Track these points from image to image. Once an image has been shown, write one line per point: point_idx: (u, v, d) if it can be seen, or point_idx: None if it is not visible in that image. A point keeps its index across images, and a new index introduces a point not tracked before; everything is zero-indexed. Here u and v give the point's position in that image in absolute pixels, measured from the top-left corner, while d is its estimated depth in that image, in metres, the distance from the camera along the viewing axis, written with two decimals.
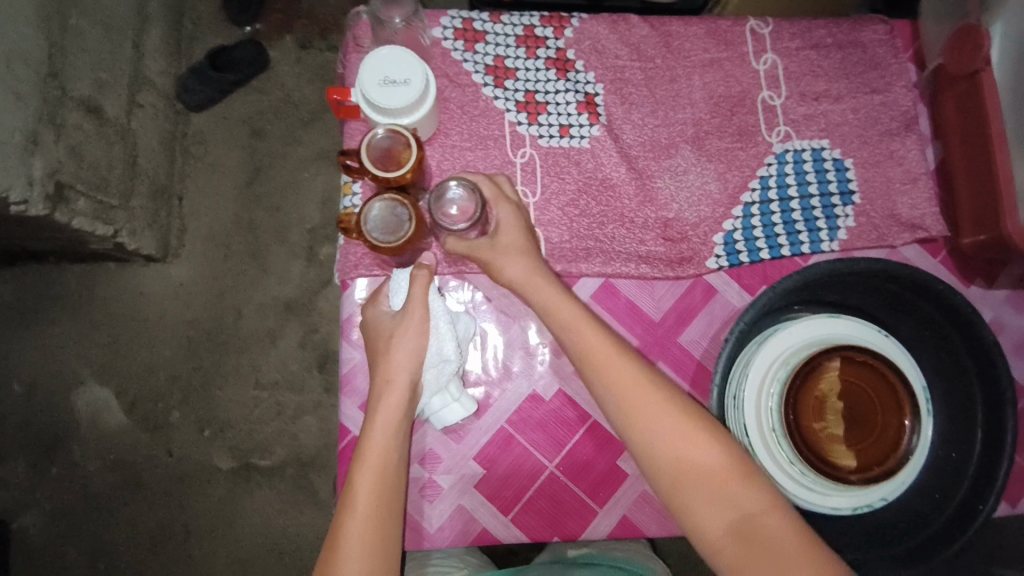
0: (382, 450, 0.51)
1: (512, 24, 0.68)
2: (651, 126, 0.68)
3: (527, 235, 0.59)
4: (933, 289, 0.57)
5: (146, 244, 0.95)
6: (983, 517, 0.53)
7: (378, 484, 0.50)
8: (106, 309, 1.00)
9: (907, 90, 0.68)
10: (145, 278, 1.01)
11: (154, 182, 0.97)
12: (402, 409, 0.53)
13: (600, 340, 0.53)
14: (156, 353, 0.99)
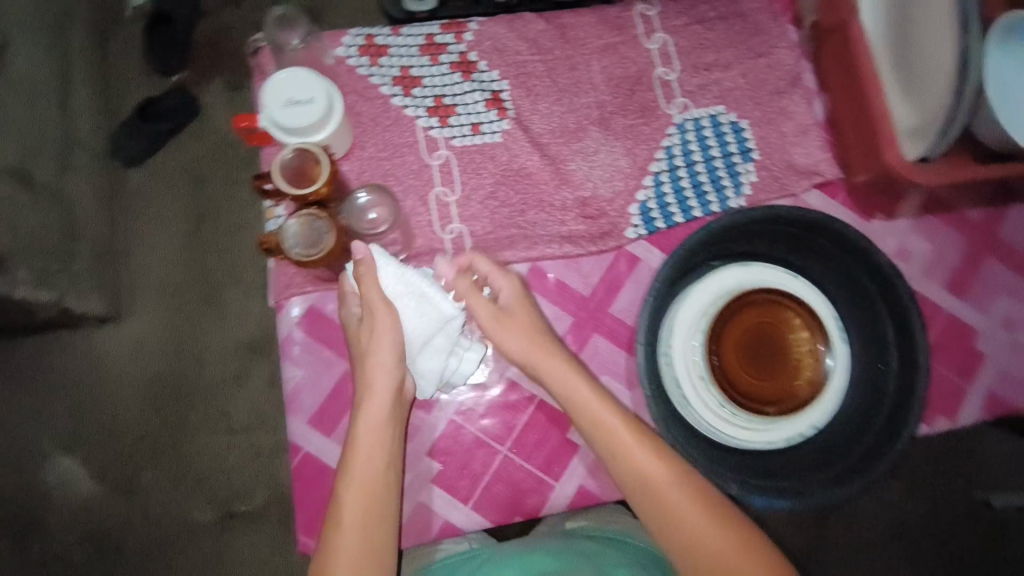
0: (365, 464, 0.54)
1: (412, 34, 0.70)
2: (559, 113, 0.71)
3: (528, 306, 0.63)
4: (827, 227, 0.60)
5: (95, 305, 0.92)
6: (910, 431, 0.55)
7: (364, 494, 0.53)
8: (64, 378, 0.96)
9: (790, 50, 0.74)
10: (100, 342, 0.97)
11: (96, 240, 0.93)
12: (385, 415, 0.56)
13: (561, 364, 0.59)
14: (121, 416, 0.96)
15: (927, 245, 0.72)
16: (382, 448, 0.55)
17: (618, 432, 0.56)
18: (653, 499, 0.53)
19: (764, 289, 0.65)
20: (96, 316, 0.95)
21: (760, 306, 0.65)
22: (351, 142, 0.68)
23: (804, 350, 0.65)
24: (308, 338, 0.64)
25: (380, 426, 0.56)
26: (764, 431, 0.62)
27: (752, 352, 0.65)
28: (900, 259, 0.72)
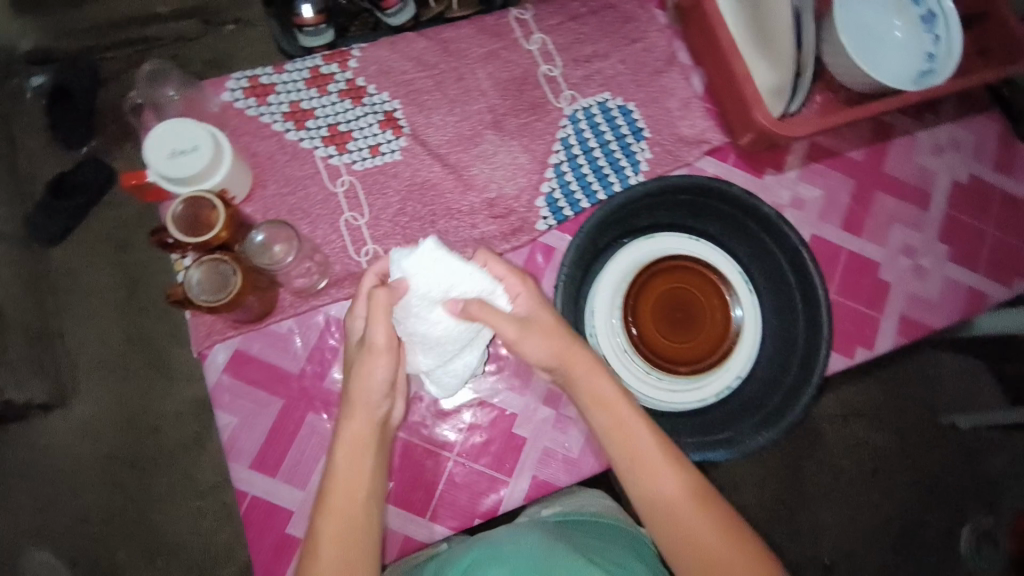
0: (348, 490, 0.52)
1: (296, 70, 0.72)
2: (453, 123, 0.74)
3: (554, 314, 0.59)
4: (715, 190, 0.65)
5: (37, 393, 1.00)
6: (820, 365, 0.60)
7: (338, 529, 0.50)
8: (27, 469, 1.04)
9: (660, 32, 0.78)
10: (53, 427, 1.05)
11: (29, 331, 1.00)
12: (366, 439, 0.54)
13: (594, 387, 0.56)
14: (81, 496, 1.04)
15: (818, 191, 0.77)
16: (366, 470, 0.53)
17: (637, 445, 0.54)
18: (662, 513, 0.53)
19: (672, 256, 0.70)
20: (42, 405, 1.02)
21: (672, 273, 0.70)
22: (252, 183, 0.69)
23: (716, 307, 0.69)
24: (236, 382, 0.64)
25: (358, 444, 0.54)
26: (695, 389, 0.66)
27: (667, 317, 0.69)
28: (795, 208, 0.76)
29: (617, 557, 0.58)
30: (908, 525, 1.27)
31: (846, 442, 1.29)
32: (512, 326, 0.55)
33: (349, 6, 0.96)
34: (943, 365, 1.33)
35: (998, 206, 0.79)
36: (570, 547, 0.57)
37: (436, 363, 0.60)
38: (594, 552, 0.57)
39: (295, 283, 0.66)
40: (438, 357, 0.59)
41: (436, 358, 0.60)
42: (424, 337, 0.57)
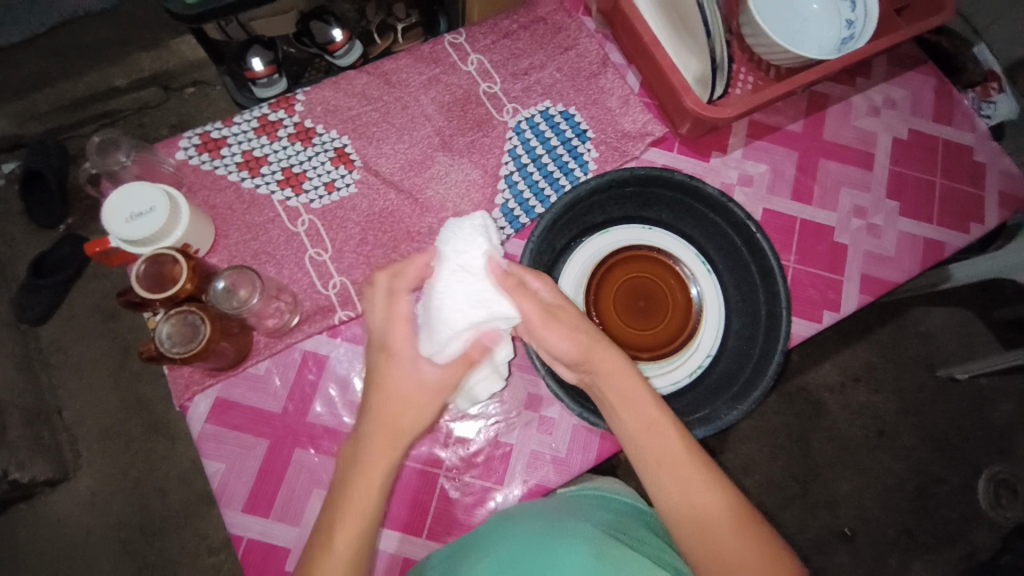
0: (364, 494, 0.50)
1: (245, 121, 0.74)
2: (403, 150, 0.76)
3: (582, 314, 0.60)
4: (656, 178, 0.66)
5: (41, 470, 0.99)
6: (783, 330, 0.61)
7: (354, 534, 0.50)
8: (38, 548, 1.04)
9: (590, 38, 0.81)
10: (59, 502, 1.05)
11: (26, 410, 1.01)
12: (401, 438, 0.51)
13: (631, 386, 0.57)
14: (96, 568, 1.03)
15: (764, 166, 0.79)
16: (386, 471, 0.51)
17: (682, 461, 0.54)
18: (703, 531, 0.52)
19: (627, 249, 0.72)
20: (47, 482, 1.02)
21: (631, 263, 0.72)
22: (215, 235, 0.71)
23: (677, 290, 0.72)
24: (219, 428, 0.65)
25: (391, 442, 0.51)
26: (667, 372, 0.69)
27: (629, 309, 0.72)
28: (744, 185, 0.78)
29: (637, 533, 0.59)
30: (925, 484, 1.26)
31: (849, 408, 1.30)
32: (541, 314, 0.56)
33: (298, 54, 0.99)
34: (934, 318, 1.33)
35: (942, 155, 0.81)
36: (598, 530, 0.56)
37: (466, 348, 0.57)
38: (620, 533, 0.57)
39: (266, 323, 0.66)
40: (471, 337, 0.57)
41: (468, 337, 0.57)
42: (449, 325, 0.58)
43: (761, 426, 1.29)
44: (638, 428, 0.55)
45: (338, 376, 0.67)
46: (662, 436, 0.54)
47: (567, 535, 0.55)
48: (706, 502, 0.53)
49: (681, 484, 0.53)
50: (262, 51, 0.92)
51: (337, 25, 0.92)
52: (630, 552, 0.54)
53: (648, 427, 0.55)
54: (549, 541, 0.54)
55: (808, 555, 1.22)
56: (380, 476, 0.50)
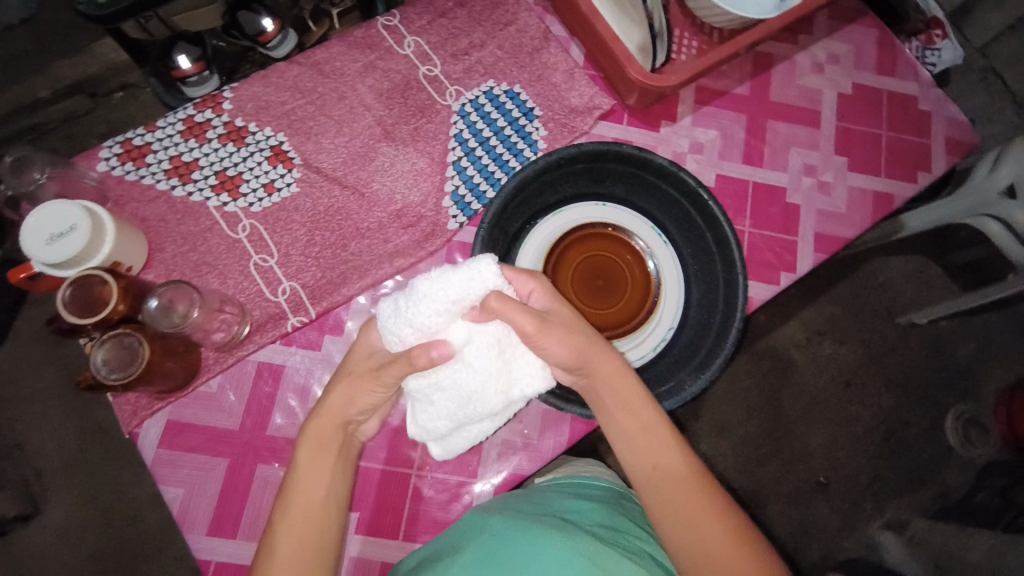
0: (307, 483, 0.55)
1: (170, 124, 0.70)
2: (344, 143, 0.73)
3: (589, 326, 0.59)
4: (605, 153, 0.65)
5: None
6: (743, 297, 0.60)
7: (308, 511, 0.54)
8: None
9: (530, 11, 0.78)
10: (29, 539, 1.01)
11: None
12: (330, 437, 0.56)
13: (631, 386, 0.57)
14: None
15: (714, 131, 0.79)
16: (332, 483, 0.56)
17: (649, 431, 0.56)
18: (664, 489, 0.55)
19: (583, 231, 0.72)
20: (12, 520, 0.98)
21: (586, 241, 0.72)
22: (149, 249, 0.67)
23: (633, 267, 0.71)
24: (173, 452, 0.62)
25: (323, 442, 0.56)
26: (632, 349, 0.68)
27: (589, 297, 0.71)
28: (695, 153, 0.78)
29: (604, 517, 0.58)
30: (892, 426, 1.31)
31: (817, 362, 1.34)
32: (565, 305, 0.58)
33: (229, 48, 0.95)
34: (891, 268, 1.38)
35: (886, 107, 0.82)
36: (555, 518, 0.55)
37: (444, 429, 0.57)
38: (583, 517, 0.57)
39: (213, 338, 0.63)
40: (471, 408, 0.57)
41: (475, 411, 0.57)
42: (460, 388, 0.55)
43: (735, 388, 1.32)
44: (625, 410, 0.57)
45: (296, 386, 0.65)
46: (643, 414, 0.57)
47: (539, 526, 0.53)
48: (669, 462, 0.56)
49: (648, 450, 0.56)
50: (188, 48, 0.88)
51: (266, 14, 0.85)
52: (600, 543, 0.53)
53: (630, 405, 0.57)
54: (520, 532, 0.53)
55: (783, 505, 1.28)
56: (313, 471, 0.55)
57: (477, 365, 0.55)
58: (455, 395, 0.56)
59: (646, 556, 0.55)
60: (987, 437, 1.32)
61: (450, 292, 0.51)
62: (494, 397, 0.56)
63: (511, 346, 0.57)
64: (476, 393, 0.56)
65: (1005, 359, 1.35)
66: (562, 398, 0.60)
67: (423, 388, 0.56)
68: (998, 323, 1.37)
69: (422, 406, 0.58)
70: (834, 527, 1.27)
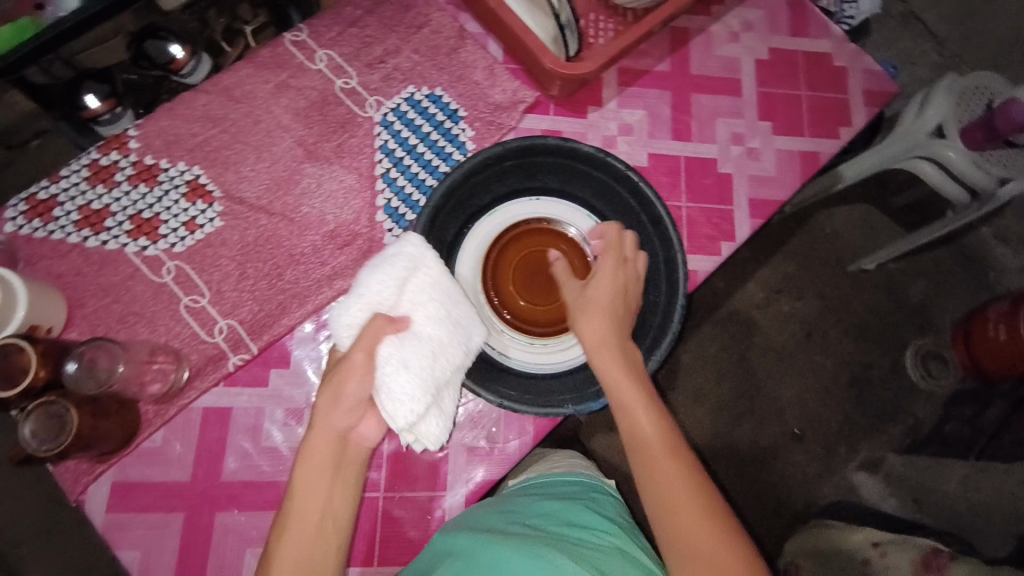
0: (307, 498, 0.54)
1: (75, 171, 0.66)
2: (265, 169, 0.70)
3: (617, 295, 0.62)
4: (530, 148, 0.64)
5: None
6: (683, 275, 0.61)
7: (315, 521, 0.53)
8: None
9: (442, 11, 0.77)
10: None
11: None
12: (331, 448, 0.56)
13: (614, 350, 0.60)
14: None
15: (640, 111, 0.79)
16: (340, 491, 0.55)
17: (637, 399, 0.58)
18: (642, 455, 0.57)
19: (521, 227, 0.71)
20: None
21: (522, 237, 0.72)
22: (69, 306, 0.64)
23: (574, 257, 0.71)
24: (126, 514, 0.60)
25: (328, 451, 0.55)
26: None
27: (539, 288, 0.71)
28: (625, 135, 0.78)
29: (580, 517, 0.57)
30: (856, 371, 1.36)
31: (778, 320, 1.37)
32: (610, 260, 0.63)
33: (144, 79, 0.87)
34: (836, 220, 1.42)
35: (804, 67, 0.83)
36: (526, 527, 0.55)
37: (422, 399, 0.56)
38: (558, 521, 0.56)
39: (148, 390, 0.60)
40: (437, 369, 0.57)
41: (442, 371, 0.57)
42: (411, 358, 0.56)
43: (703, 357, 1.35)
44: (614, 372, 0.59)
45: (247, 427, 0.62)
46: (632, 383, 0.58)
47: (501, 539, 0.53)
48: (650, 431, 0.58)
49: (631, 415, 0.58)
50: (96, 86, 0.82)
51: (176, 41, 0.81)
52: (562, 546, 0.52)
53: (619, 372, 0.59)
54: (480, 548, 0.52)
55: (763, 463, 1.31)
56: (316, 484, 0.54)
57: (431, 325, 0.58)
58: (420, 357, 0.56)
59: (615, 550, 0.54)
60: (947, 368, 1.36)
61: (392, 269, 0.58)
62: (452, 353, 0.58)
63: (454, 305, 0.60)
64: (439, 349, 0.57)
65: (956, 292, 1.40)
66: (518, 399, 0.59)
67: (391, 361, 0.55)
68: (945, 259, 1.41)
69: (393, 388, 0.55)
70: (813, 477, 1.31)
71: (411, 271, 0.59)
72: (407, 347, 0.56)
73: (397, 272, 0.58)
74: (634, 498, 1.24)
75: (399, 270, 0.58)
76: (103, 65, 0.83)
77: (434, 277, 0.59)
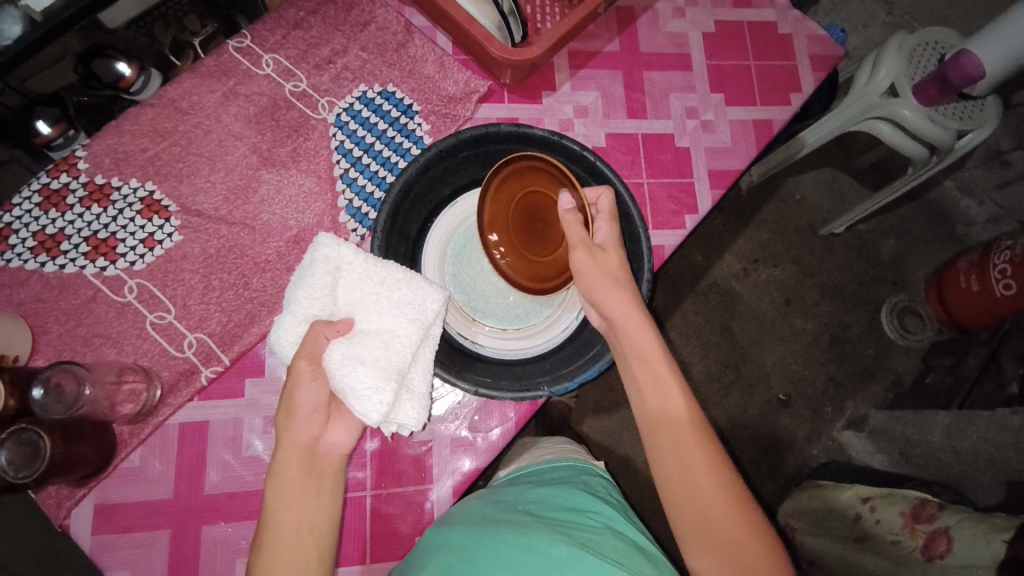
0: (282, 518, 0.53)
1: (26, 198, 0.65)
2: (221, 180, 0.69)
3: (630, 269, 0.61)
4: (484, 135, 0.64)
5: None
6: (646, 243, 0.63)
7: (297, 538, 0.53)
8: None
9: (386, 6, 0.76)
10: None
11: None
12: (299, 464, 0.55)
13: (641, 325, 0.58)
14: None
15: (594, 92, 0.79)
16: (316, 504, 0.55)
17: (662, 374, 0.58)
18: (664, 427, 0.56)
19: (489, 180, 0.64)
20: None
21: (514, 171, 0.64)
22: (33, 334, 0.63)
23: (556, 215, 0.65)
24: (111, 535, 0.59)
25: (302, 465, 0.55)
26: (558, 319, 0.69)
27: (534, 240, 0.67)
28: (582, 117, 0.78)
29: (572, 500, 0.58)
30: (834, 332, 1.39)
31: (754, 288, 1.40)
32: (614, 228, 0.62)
33: (95, 101, 0.85)
34: (803, 186, 1.45)
35: (751, 37, 0.84)
36: (523, 515, 0.56)
37: (387, 387, 0.56)
38: (550, 508, 0.57)
39: (121, 411, 0.59)
40: (395, 356, 0.58)
41: (400, 356, 0.58)
42: (366, 353, 0.57)
43: (686, 330, 1.37)
44: (641, 360, 0.58)
45: (226, 438, 0.63)
46: (656, 356, 0.58)
47: (497, 529, 0.53)
48: (674, 405, 0.57)
49: (654, 390, 0.57)
50: (46, 111, 0.79)
51: (122, 58, 0.77)
52: (546, 529, 0.53)
53: (645, 344, 0.58)
54: (479, 542, 0.52)
55: (750, 429, 1.34)
56: (291, 496, 0.54)
57: (375, 315, 0.59)
58: (374, 349, 0.58)
59: (607, 529, 0.55)
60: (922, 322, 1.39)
61: (316, 279, 0.58)
62: (405, 336, 0.59)
63: (392, 288, 0.60)
64: (391, 337, 0.59)
65: (924, 247, 1.44)
66: (494, 386, 0.60)
67: (344, 360, 0.56)
68: (911, 215, 1.45)
69: (355, 386, 0.56)
70: (801, 437, 1.34)
71: (338, 276, 0.59)
72: (356, 344, 0.57)
73: (321, 280, 0.58)
74: (628, 474, 1.27)
75: (322, 277, 0.58)
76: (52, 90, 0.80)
77: (361, 270, 0.59)
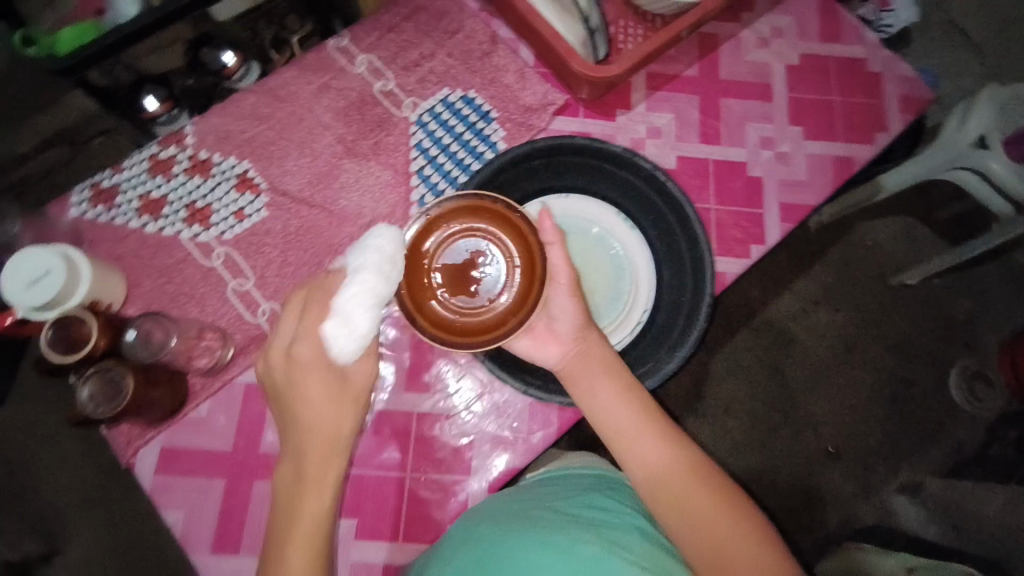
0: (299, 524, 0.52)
1: (136, 163, 0.72)
2: (307, 164, 0.74)
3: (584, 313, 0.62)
4: (558, 145, 0.67)
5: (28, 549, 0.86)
6: (709, 263, 0.64)
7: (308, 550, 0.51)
8: None
9: (475, 17, 0.80)
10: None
11: None
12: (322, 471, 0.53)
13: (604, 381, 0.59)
14: None
15: (669, 115, 0.80)
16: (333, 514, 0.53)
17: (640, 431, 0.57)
18: (654, 485, 0.56)
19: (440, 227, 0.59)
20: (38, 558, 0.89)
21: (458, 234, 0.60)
22: (127, 286, 0.69)
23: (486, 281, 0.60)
24: (171, 478, 0.64)
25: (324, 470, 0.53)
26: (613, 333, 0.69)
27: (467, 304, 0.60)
28: (654, 137, 0.79)
29: (602, 501, 0.58)
30: (896, 389, 1.30)
31: (813, 332, 1.34)
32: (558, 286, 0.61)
33: (199, 85, 0.91)
34: (876, 232, 1.38)
35: (836, 74, 0.83)
36: (550, 512, 0.56)
37: None
38: (578, 505, 0.57)
39: (196, 364, 0.65)
40: None
41: None
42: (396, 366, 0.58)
43: (733, 366, 1.33)
44: (614, 423, 0.58)
45: None
46: (633, 414, 0.58)
47: (524, 528, 0.54)
48: (664, 459, 0.56)
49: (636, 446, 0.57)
50: (154, 88, 0.87)
51: (228, 49, 0.87)
52: (577, 532, 0.53)
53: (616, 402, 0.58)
54: (505, 543, 0.54)
55: (793, 477, 1.27)
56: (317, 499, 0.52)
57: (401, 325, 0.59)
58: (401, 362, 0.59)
59: (636, 528, 0.56)
60: (994, 392, 1.29)
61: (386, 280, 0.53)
62: None
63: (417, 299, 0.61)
64: None
65: (1004, 311, 1.34)
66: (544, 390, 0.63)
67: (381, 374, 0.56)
68: (992, 275, 1.36)
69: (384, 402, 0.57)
70: (849, 496, 1.26)
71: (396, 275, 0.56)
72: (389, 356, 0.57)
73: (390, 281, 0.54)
74: None
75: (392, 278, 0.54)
76: (162, 72, 0.88)
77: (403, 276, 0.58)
